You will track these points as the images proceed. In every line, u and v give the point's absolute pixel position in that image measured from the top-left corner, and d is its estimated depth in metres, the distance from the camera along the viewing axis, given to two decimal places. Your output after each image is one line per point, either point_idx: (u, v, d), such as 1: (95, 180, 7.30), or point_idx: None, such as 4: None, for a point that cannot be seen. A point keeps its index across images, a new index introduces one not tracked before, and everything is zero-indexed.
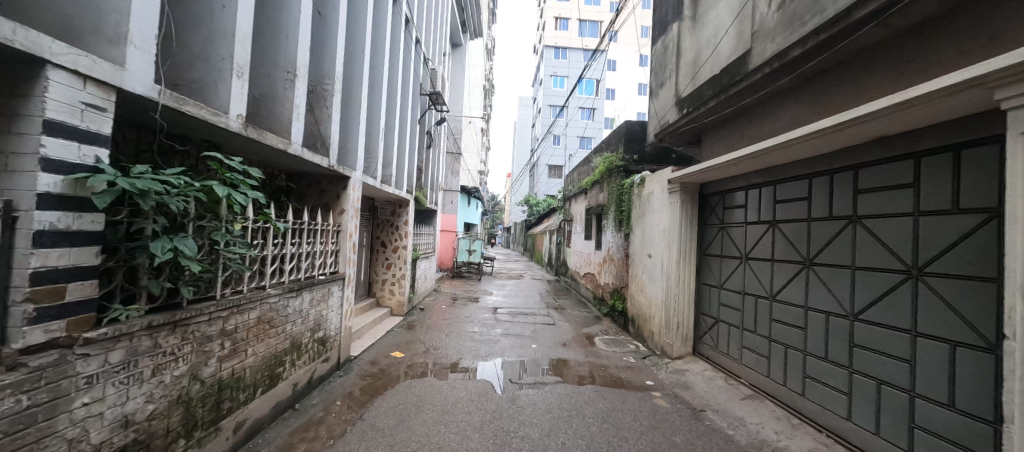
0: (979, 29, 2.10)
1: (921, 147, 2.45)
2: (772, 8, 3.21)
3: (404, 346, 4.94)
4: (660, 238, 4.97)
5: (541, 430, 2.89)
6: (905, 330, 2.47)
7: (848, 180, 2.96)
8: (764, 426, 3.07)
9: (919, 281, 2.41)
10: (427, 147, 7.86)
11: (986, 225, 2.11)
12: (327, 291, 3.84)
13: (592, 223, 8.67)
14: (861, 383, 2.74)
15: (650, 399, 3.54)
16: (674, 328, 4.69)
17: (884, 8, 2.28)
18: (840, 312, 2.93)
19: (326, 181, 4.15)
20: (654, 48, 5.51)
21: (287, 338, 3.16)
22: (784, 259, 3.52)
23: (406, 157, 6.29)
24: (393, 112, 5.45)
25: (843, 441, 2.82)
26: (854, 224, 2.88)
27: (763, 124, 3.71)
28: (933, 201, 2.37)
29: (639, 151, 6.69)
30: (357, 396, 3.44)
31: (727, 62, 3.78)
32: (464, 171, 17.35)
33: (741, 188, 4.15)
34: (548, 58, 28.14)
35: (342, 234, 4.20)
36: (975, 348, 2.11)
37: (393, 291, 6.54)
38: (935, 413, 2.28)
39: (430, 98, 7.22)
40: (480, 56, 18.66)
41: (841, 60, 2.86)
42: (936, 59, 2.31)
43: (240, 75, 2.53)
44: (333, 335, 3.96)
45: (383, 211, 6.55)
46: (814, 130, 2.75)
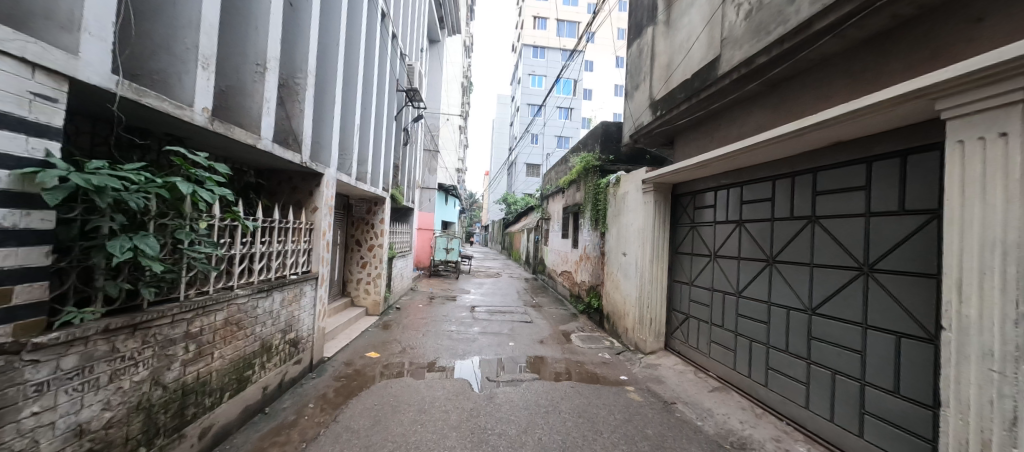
0: (923, 45, 2.27)
1: (872, 152, 2.62)
2: (740, 16, 3.36)
3: (381, 347, 4.87)
4: (635, 237, 5.09)
5: (519, 427, 2.92)
6: (857, 322, 2.64)
7: (808, 182, 3.12)
8: (730, 417, 3.21)
9: (869, 278, 2.58)
10: (404, 144, 7.74)
11: (928, 224, 2.27)
12: (299, 291, 3.74)
13: (569, 222, 8.78)
14: (817, 373, 2.90)
15: (624, 393, 3.64)
16: (648, 325, 4.82)
17: (841, 21, 2.42)
18: (799, 307, 3.09)
19: (299, 178, 4.03)
20: (630, 50, 5.62)
21: (256, 340, 3.06)
22: (749, 257, 3.68)
23: (382, 154, 6.17)
24: (368, 108, 5.35)
25: (801, 429, 2.99)
26: (813, 224, 3.04)
27: (731, 127, 3.86)
28: (882, 203, 2.54)
29: (615, 152, 6.82)
30: (331, 398, 3.38)
31: (698, 67, 3.91)
32: (441, 169, 17.23)
33: (710, 189, 4.31)
34: (527, 57, 28.22)
35: (315, 232, 4.09)
36: (917, 339, 2.28)
37: (369, 291, 6.43)
38: (882, 399, 2.45)
39: (407, 94, 7.11)
40: (457, 53, 18.52)
41: (803, 69, 3.01)
42: (886, 69, 2.47)
43: (205, 67, 2.44)
44: (305, 336, 3.87)
45: (358, 208, 6.43)
46: (779, 134, 2.89)
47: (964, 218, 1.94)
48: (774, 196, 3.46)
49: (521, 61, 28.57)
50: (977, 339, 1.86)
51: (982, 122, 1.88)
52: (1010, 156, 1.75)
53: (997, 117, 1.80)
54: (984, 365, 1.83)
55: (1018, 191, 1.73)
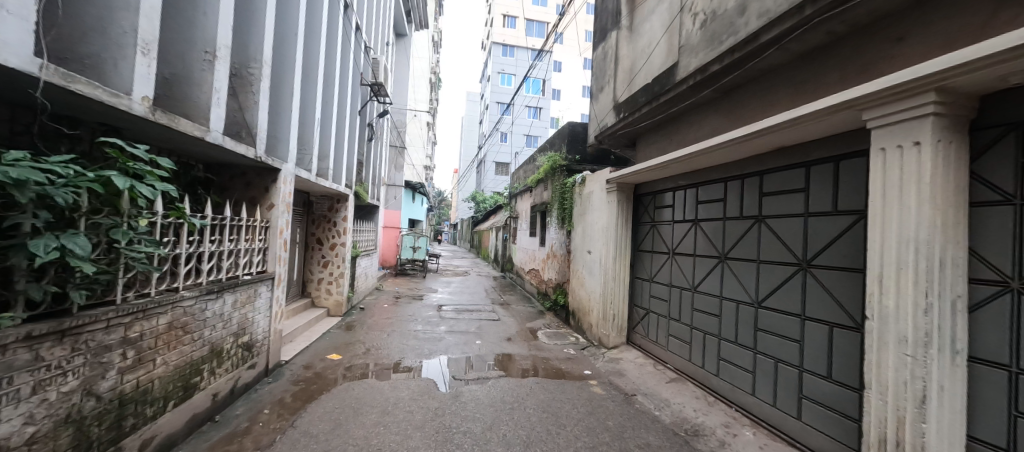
0: (853, 60, 2.48)
1: (810, 158, 2.83)
2: (696, 26, 3.53)
3: (343, 348, 4.72)
4: (600, 235, 5.23)
5: (484, 424, 2.93)
6: (796, 314, 2.86)
7: (756, 184, 3.34)
8: (685, 405, 3.38)
9: (807, 272, 2.79)
10: (368, 140, 7.51)
11: (857, 223, 2.49)
12: (253, 292, 3.55)
13: (536, 221, 8.89)
14: (763, 362, 3.11)
15: (587, 387, 3.75)
16: (611, 320, 4.98)
17: (784, 35, 2.61)
18: (747, 300, 3.30)
19: (253, 173, 3.83)
20: (595, 53, 5.74)
21: (204, 344, 2.88)
22: (704, 254, 3.89)
23: (344, 150, 5.96)
24: (329, 102, 5.15)
25: (748, 414, 3.20)
26: (759, 224, 3.26)
27: (688, 131, 4.06)
28: (818, 204, 2.76)
29: (581, 152, 6.96)
30: (289, 403, 3.24)
31: (659, 72, 4.07)
32: (408, 166, 16.87)
33: (669, 189, 4.50)
34: (497, 55, 28.16)
35: (271, 230, 3.90)
36: (846, 328, 2.50)
37: (330, 291, 6.20)
38: (817, 384, 2.67)
39: (372, 88, 6.90)
40: (425, 48, 18.16)
41: (751, 78, 3.21)
42: (821, 81, 2.69)
43: (145, 53, 2.27)
44: (260, 340, 3.68)
45: (319, 205, 6.19)
46: (729, 138, 3.07)
47: (886, 219, 2.15)
48: (726, 197, 3.66)
49: (491, 59, 28.46)
50: (895, 328, 2.07)
51: (900, 131, 2.08)
52: (923, 163, 1.96)
53: (912, 127, 2.01)
54: (900, 350, 2.04)
55: (929, 194, 1.94)
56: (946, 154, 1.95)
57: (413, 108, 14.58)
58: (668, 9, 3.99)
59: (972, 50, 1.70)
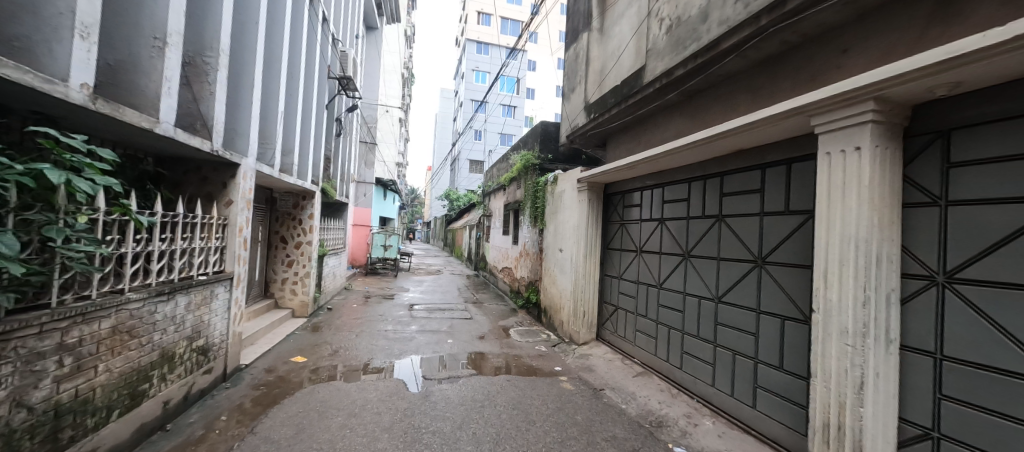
0: (803, 69, 2.64)
1: (765, 160, 2.99)
2: (662, 30, 3.64)
3: (309, 350, 4.56)
4: (571, 234, 5.31)
5: (453, 423, 2.92)
6: (752, 308, 3.01)
7: (717, 184, 3.49)
8: (651, 398, 3.50)
9: (762, 269, 2.95)
10: (336, 135, 7.27)
11: (806, 222, 2.65)
12: (209, 293, 3.37)
13: (509, 219, 8.91)
14: (722, 355, 3.26)
15: (557, 383, 3.81)
16: (581, 317, 5.08)
17: (742, 42, 2.74)
18: (708, 296, 3.45)
19: (210, 168, 3.63)
20: (567, 53, 5.80)
21: (154, 349, 2.71)
22: (669, 252, 4.02)
23: (310, 146, 5.75)
24: (294, 95, 4.94)
25: (709, 405, 3.34)
26: (720, 223, 3.41)
27: (655, 132, 4.18)
28: (772, 204, 2.92)
29: (553, 151, 7.04)
30: (249, 408, 3.11)
31: (627, 74, 4.17)
32: (379, 163, 16.48)
33: (637, 189, 4.63)
34: (472, 53, 27.94)
35: (229, 228, 3.71)
36: (796, 320, 2.66)
37: (295, 291, 5.98)
38: (770, 374, 2.82)
39: (340, 82, 6.68)
40: (397, 42, 17.75)
41: (713, 83, 3.35)
42: (775, 87, 2.84)
43: (84, 36, 2.12)
44: (217, 343, 3.50)
45: (283, 203, 5.95)
46: (692, 141, 3.19)
47: (831, 219, 2.30)
48: (689, 196, 3.80)
49: (465, 56, 28.20)
50: (837, 320, 2.22)
51: (844, 137, 2.24)
52: (863, 166, 2.11)
53: (854, 133, 2.16)
54: (841, 340, 2.19)
55: (868, 196, 2.09)
56: (883, 158, 2.11)
57: (383, 103, 14.22)
58: (637, 13, 4.09)
59: (905, 63, 1.85)
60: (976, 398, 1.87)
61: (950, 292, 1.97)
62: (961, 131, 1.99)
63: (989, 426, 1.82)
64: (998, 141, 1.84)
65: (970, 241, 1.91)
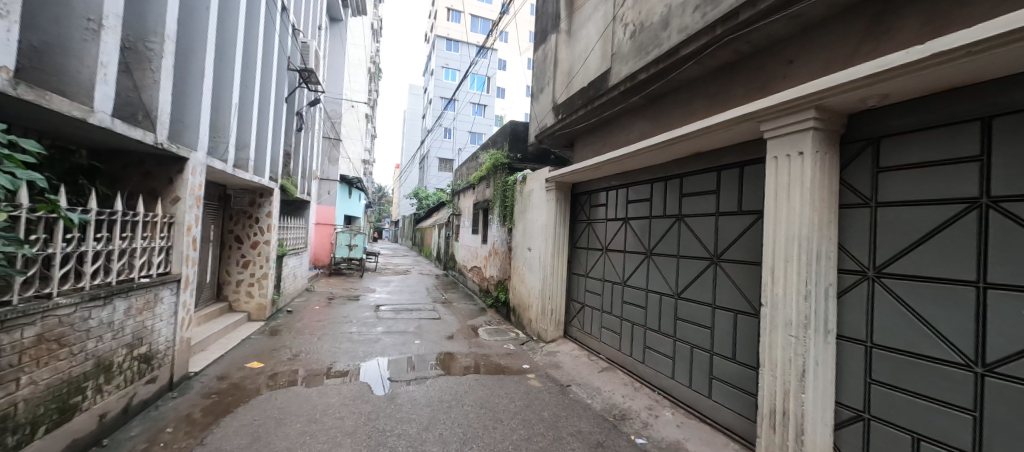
0: (754, 78, 2.80)
1: (719, 163, 3.16)
2: (626, 35, 3.74)
3: (266, 355, 4.35)
4: (539, 233, 5.36)
5: (419, 425, 2.88)
6: (708, 303, 3.17)
7: (676, 185, 3.64)
8: (614, 392, 3.62)
9: (717, 266, 3.11)
10: (297, 130, 6.96)
11: (756, 222, 2.82)
12: (153, 296, 3.14)
13: (479, 219, 8.89)
14: (681, 348, 3.42)
15: (525, 381, 3.85)
16: (549, 315, 5.15)
17: (700, 50, 2.87)
18: (668, 292, 3.60)
19: (154, 162, 3.38)
20: (536, 54, 5.84)
21: (88, 358, 2.49)
22: (632, 250, 4.15)
23: (268, 140, 5.47)
24: (250, 87, 4.69)
25: (668, 396, 3.49)
26: (679, 222, 3.56)
27: (619, 134, 4.30)
28: (727, 204, 3.08)
29: (522, 151, 7.09)
30: (199, 418, 2.93)
31: (594, 77, 4.26)
32: (344, 160, 15.94)
33: (603, 189, 4.75)
34: (441, 49, 27.54)
35: (176, 227, 3.47)
36: (747, 314, 2.83)
37: (252, 293, 5.68)
38: (725, 365, 2.98)
39: (301, 75, 6.40)
40: (363, 35, 17.21)
41: (673, 88, 3.49)
42: (729, 93, 2.99)
43: (4, 14, 1.90)
44: (162, 350, 3.26)
45: (238, 200, 5.64)
46: (654, 143, 3.31)
47: (777, 219, 2.46)
48: (651, 197, 3.94)
49: (434, 52, 27.78)
50: (782, 313, 2.38)
51: (788, 142, 2.40)
52: (805, 170, 2.28)
53: (797, 139, 2.33)
54: (786, 331, 2.35)
55: (809, 198, 2.26)
56: (822, 163, 2.29)
57: (348, 98, 13.76)
58: (603, 17, 4.18)
59: (841, 75, 2.01)
60: (899, 381, 2.07)
61: (878, 285, 2.16)
62: (888, 139, 2.18)
63: (912, 406, 2.01)
64: (920, 148, 2.03)
65: (895, 239, 2.10)
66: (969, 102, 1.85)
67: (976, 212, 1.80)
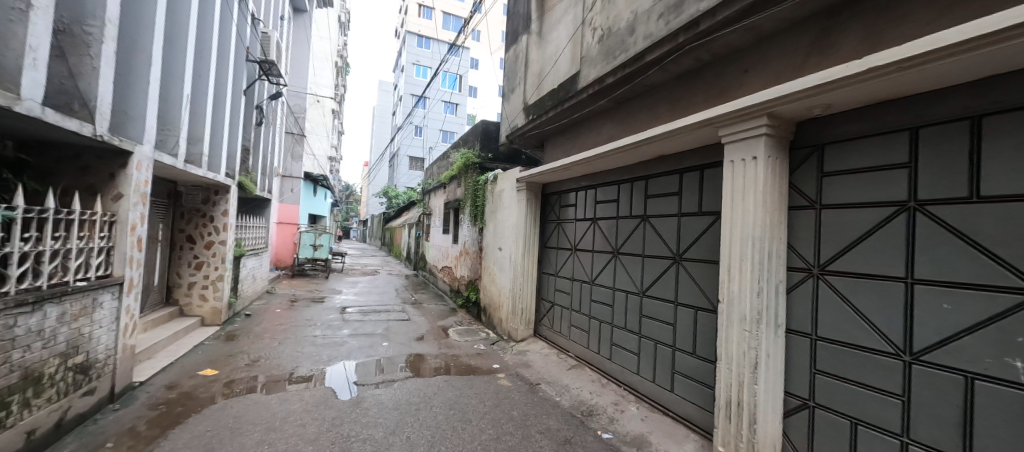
0: (712, 85, 2.93)
1: (681, 166, 3.28)
2: (595, 39, 3.82)
3: (221, 362, 4.12)
4: (510, 233, 5.38)
5: (386, 429, 2.82)
6: (671, 300, 3.29)
7: (642, 187, 3.75)
8: (583, 389, 3.70)
9: (679, 264, 3.23)
10: (257, 124, 6.63)
11: (715, 222, 2.96)
12: (90, 301, 2.89)
13: (449, 219, 8.82)
14: (646, 344, 3.53)
15: (495, 381, 3.85)
16: (520, 314, 5.18)
17: (664, 56, 2.98)
18: (634, 290, 3.71)
19: (93, 156, 3.13)
20: (508, 54, 5.85)
21: (13, 370, 2.27)
22: (600, 249, 4.25)
23: (224, 135, 5.17)
24: (203, 78, 4.42)
25: (633, 391, 3.60)
26: (644, 222, 3.67)
27: (588, 136, 4.38)
28: (688, 205, 3.21)
29: (493, 150, 7.08)
30: (144, 431, 2.73)
31: (564, 79, 4.32)
32: (307, 157, 15.34)
33: (572, 190, 4.83)
34: (413, 45, 27.06)
35: (118, 226, 3.22)
36: (706, 310, 2.95)
37: (206, 297, 5.35)
38: (686, 360, 3.11)
39: (261, 67, 6.10)
40: (328, 27, 16.60)
41: (639, 93, 3.59)
42: (690, 99, 3.12)
43: None
44: (101, 360, 3.01)
45: (190, 198, 5.30)
46: (622, 145, 3.40)
47: (733, 220, 2.58)
48: (618, 198, 4.04)
49: (405, 48, 27.23)
50: (738, 309, 2.51)
51: (743, 147, 2.53)
52: (758, 173, 2.41)
53: (752, 144, 2.46)
54: (741, 326, 2.48)
55: (761, 200, 2.39)
56: (773, 167, 2.43)
57: (312, 93, 13.24)
58: (573, 19, 4.25)
59: (790, 85, 2.15)
60: (840, 370, 2.23)
61: (822, 282, 2.33)
62: (831, 146, 2.34)
63: (850, 393, 2.18)
64: (858, 155, 2.20)
65: (837, 239, 2.26)
66: (899, 113, 2.02)
67: (906, 214, 1.97)
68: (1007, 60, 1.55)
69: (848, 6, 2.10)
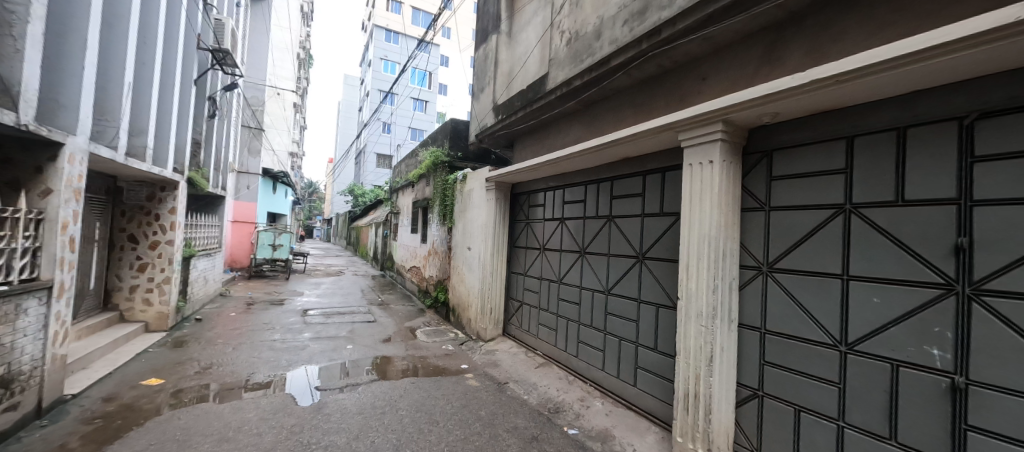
0: (673, 91, 3.05)
1: (645, 168, 3.40)
2: (563, 42, 3.88)
3: (168, 370, 3.85)
4: (480, 232, 5.36)
5: (349, 434, 2.74)
6: (634, 298, 3.40)
7: (608, 188, 3.85)
8: (550, 386, 3.76)
9: (642, 263, 3.35)
10: (209, 117, 6.24)
11: (675, 222, 3.08)
12: (13, 307, 2.62)
13: (417, 218, 8.68)
14: (610, 341, 3.63)
15: (463, 381, 3.84)
16: (489, 314, 5.18)
17: (628, 62, 3.07)
18: (600, 288, 3.81)
19: (18, 147, 2.85)
20: (477, 52, 5.83)
21: None
22: (568, 249, 4.33)
23: (172, 127, 4.82)
24: (147, 65, 4.11)
25: (599, 387, 3.69)
26: (609, 222, 3.77)
27: (556, 137, 4.45)
28: (650, 206, 3.33)
29: (463, 149, 7.03)
30: (78, 447, 2.51)
31: (533, 80, 4.36)
32: (265, 152, 14.58)
33: (541, 190, 4.88)
34: (380, 40, 26.38)
35: (46, 225, 2.93)
36: (666, 307, 3.08)
37: (151, 301, 4.98)
38: (648, 355, 3.23)
39: (214, 56, 5.74)
40: (288, 17, 15.84)
41: (605, 96, 3.68)
42: (653, 104, 3.23)
43: None
44: (25, 372, 2.73)
45: (133, 194, 4.93)
46: (588, 146, 3.47)
47: (691, 220, 2.70)
48: (585, 198, 4.13)
49: (372, 42, 26.46)
50: (695, 305, 2.62)
51: (701, 151, 2.65)
52: (714, 176, 2.54)
53: (708, 148, 2.59)
54: (698, 322, 2.60)
55: (717, 201, 2.52)
56: (728, 170, 2.57)
57: (271, 85, 12.59)
58: (541, 21, 4.30)
59: (744, 93, 2.27)
60: (785, 361, 2.39)
61: (771, 279, 2.49)
62: (779, 152, 2.50)
63: (794, 382, 2.34)
64: (802, 161, 2.36)
65: (783, 238, 2.43)
66: (838, 123, 2.18)
67: (842, 216, 2.14)
68: (928, 76, 1.72)
69: (794, 22, 2.26)
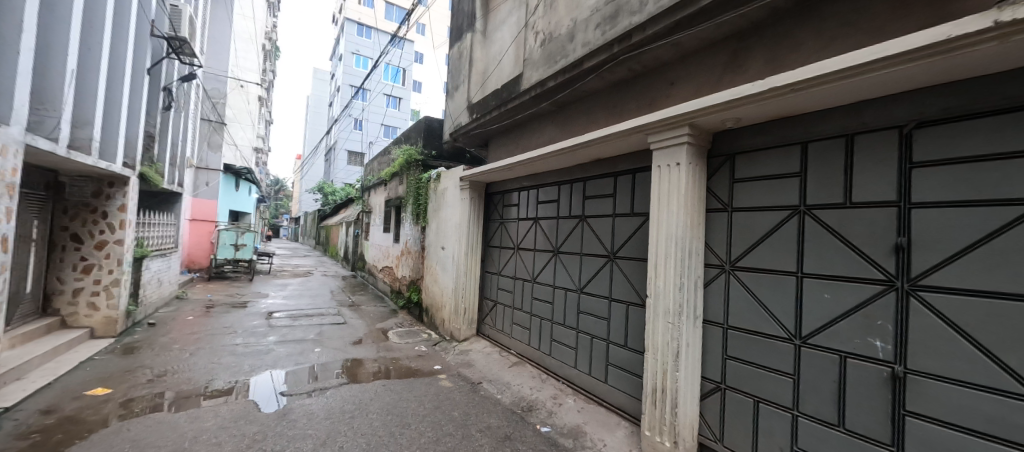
0: (644, 94, 3.13)
1: (616, 169, 3.47)
2: (537, 43, 3.91)
3: (116, 379, 3.60)
4: (454, 232, 5.31)
5: (316, 440, 2.66)
6: (605, 296, 3.48)
7: (580, 188, 3.90)
8: (523, 385, 3.79)
9: (614, 262, 3.42)
10: (164, 109, 5.86)
11: (644, 222, 3.17)
12: None
13: (390, 217, 8.51)
14: (582, 338, 3.70)
15: (436, 382, 3.80)
16: (463, 314, 5.15)
17: (601, 65, 3.12)
18: (572, 287, 3.86)
19: None
20: (452, 50, 5.77)
21: None
22: (542, 248, 4.36)
23: (121, 118, 4.50)
24: (93, 51, 3.82)
25: (571, 384, 3.75)
26: (582, 222, 3.83)
27: (531, 138, 4.47)
28: (621, 206, 3.41)
29: (437, 147, 6.94)
30: None
31: (508, 79, 4.36)
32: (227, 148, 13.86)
33: (515, 190, 4.89)
34: (352, 34, 25.62)
35: None
36: (636, 305, 3.16)
37: (98, 305, 4.64)
38: (618, 352, 3.30)
39: (169, 44, 5.40)
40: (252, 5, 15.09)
41: (578, 98, 3.73)
42: (625, 107, 3.31)
43: None
44: None
45: (76, 190, 4.57)
46: (562, 147, 3.50)
47: (659, 220, 2.77)
48: (559, 198, 4.17)
49: (344, 36, 25.67)
50: (663, 303, 2.70)
51: (669, 153, 2.73)
52: (682, 177, 2.62)
53: (676, 151, 2.67)
54: (666, 319, 2.67)
55: (683, 202, 2.60)
56: (693, 172, 2.66)
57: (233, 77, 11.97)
58: (516, 21, 4.31)
59: (710, 98, 2.35)
60: (745, 355, 2.51)
61: (733, 276, 2.60)
62: (740, 156, 2.62)
63: (754, 375, 2.46)
64: (762, 164, 2.48)
65: (744, 238, 2.54)
66: (794, 130, 2.31)
67: (797, 217, 2.26)
68: (874, 87, 1.84)
69: (755, 32, 2.36)
